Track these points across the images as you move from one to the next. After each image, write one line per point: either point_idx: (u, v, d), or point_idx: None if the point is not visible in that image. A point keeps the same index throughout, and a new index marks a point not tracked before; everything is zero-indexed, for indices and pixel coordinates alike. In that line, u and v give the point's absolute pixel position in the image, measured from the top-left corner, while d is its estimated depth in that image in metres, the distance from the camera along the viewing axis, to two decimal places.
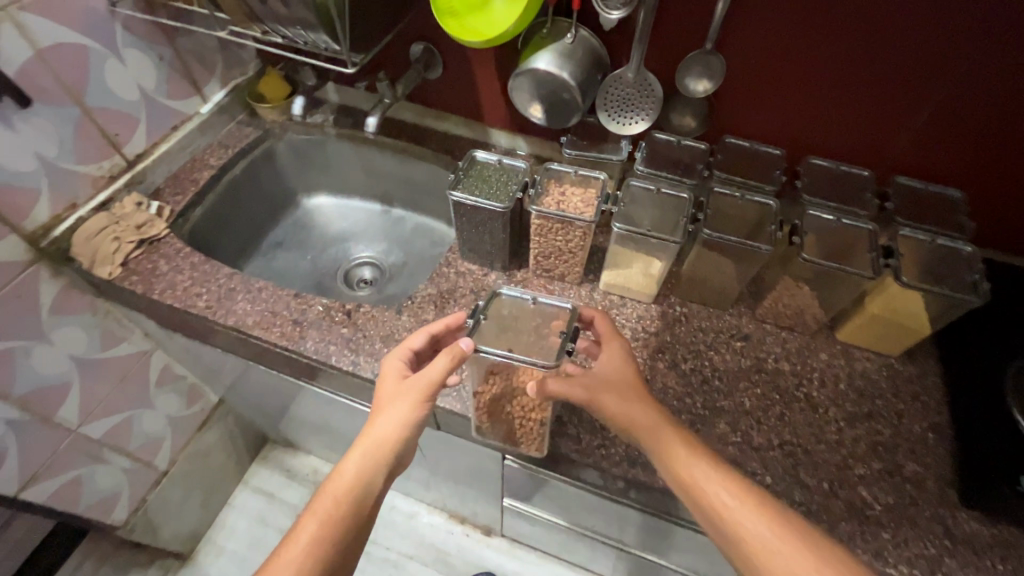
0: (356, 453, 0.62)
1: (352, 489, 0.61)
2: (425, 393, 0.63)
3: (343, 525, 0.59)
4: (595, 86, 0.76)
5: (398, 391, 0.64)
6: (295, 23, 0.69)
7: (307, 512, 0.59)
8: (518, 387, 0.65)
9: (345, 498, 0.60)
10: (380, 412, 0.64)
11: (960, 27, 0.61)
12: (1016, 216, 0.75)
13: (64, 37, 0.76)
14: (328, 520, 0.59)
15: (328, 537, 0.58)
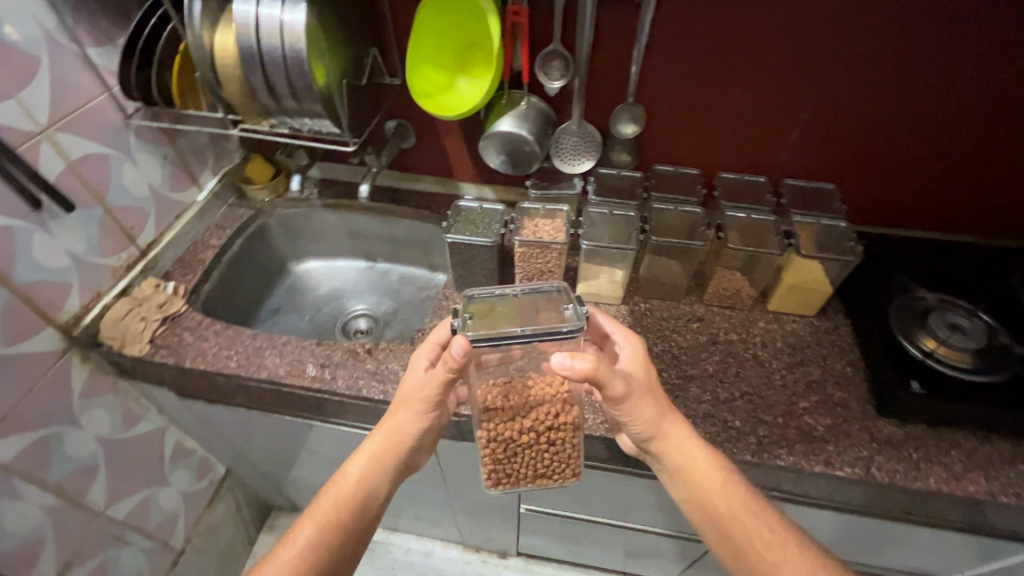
0: (358, 462, 0.71)
1: (351, 496, 0.69)
2: (420, 411, 0.71)
3: (342, 524, 0.68)
4: (548, 138, 0.96)
5: (396, 406, 0.73)
6: (305, 115, 0.84)
7: (307, 515, 0.67)
8: (537, 400, 0.66)
9: (347, 501, 0.69)
10: (382, 424, 0.73)
11: (809, 69, 0.85)
12: (873, 198, 0.99)
13: (90, 148, 0.88)
14: (327, 522, 0.67)
15: (326, 535, 0.66)
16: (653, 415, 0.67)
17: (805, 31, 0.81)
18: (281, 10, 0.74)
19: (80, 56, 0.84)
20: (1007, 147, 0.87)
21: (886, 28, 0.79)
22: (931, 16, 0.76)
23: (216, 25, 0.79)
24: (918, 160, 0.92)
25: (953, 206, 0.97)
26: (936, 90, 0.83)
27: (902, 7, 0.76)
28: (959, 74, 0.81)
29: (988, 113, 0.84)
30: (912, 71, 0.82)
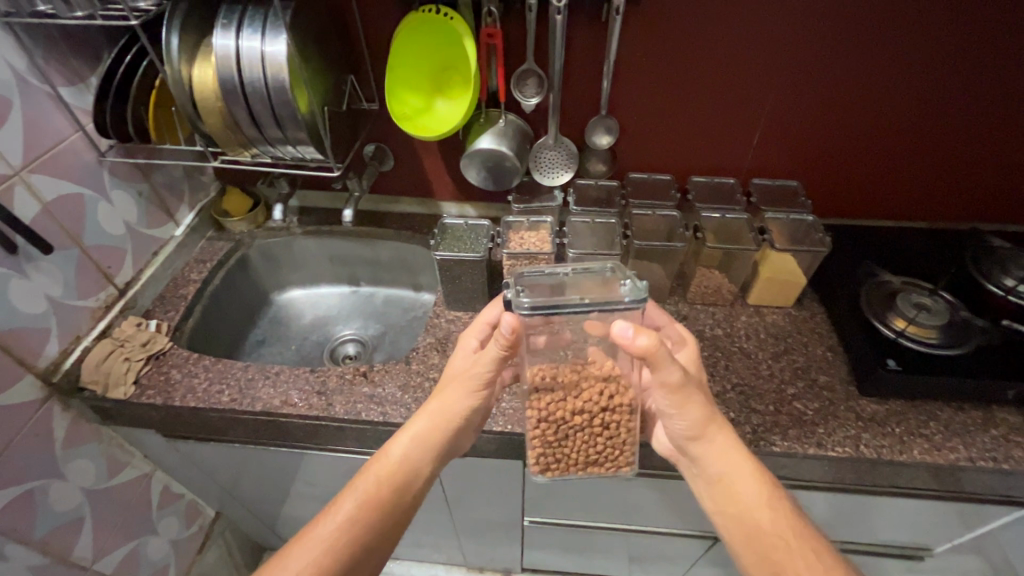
0: (404, 438, 0.72)
1: (394, 473, 0.69)
2: (469, 385, 0.73)
3: (384, 499, 0.67)
4: (527, 153, 0.99)
5: (446, 383, 0.75)
6: (288, 143, 0.85)
7: (349, 488, 0.67)
8: (587, 382, 0.66)
9: (388, 479, 0.68)
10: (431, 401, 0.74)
11: (769, 76, 0.91)
12: (835, 191, 1.06)
13: (65, 189, 0.86)
14: (368, 496, 0.67)
15: (365, 508, 0.66)
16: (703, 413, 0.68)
17: (775, 37, 0.86)
18: (262, 43, 0.75)
19: (53, 97, 0.83)
20: (955, 137, 0.95)
21: (847, 32, 0.85)
22: (886, 20, 0.83)
23: (193, 60, 0.79)
24: (878, 153, 0.99)
25: (909, 194, 1.05)
26: (892, 87, 0.90)
27: (860, 12, 0.83)
28: (901, 73, 0.88)
29: (930, 107, 0.92)
30: (870, 70, 0.89)
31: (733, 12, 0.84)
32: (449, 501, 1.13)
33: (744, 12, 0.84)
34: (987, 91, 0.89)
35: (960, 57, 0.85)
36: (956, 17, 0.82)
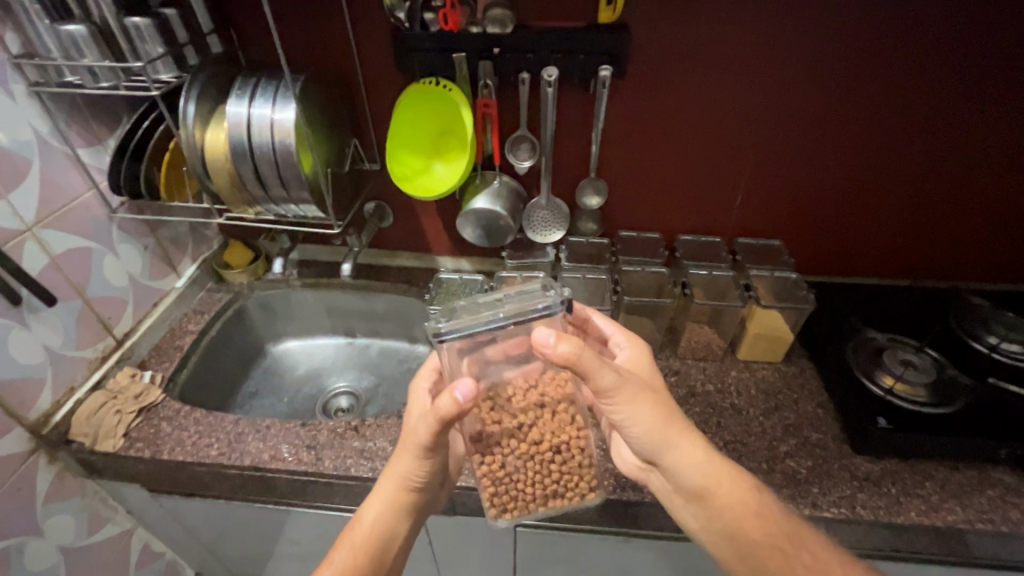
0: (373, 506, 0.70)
1: (365, 543, 0.69)
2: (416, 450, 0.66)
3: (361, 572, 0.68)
4: (520, 213, 1.03)
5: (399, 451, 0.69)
6: (291, 202, 0.89)
7: (324, 563, 0.68)
8: (529, 410, 0.65)
9: (363, 549, 0.69)
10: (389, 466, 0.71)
11: (742, 145, 0.97)
12: (815, 250, 1.10)
13: (74, 243, 0.89)
14: (343, 570, 0.67)
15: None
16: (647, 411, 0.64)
17: (747, 112, 0.93)
18: (272, 110, 0.81)
19: (71, 157, 0.88)
20: (934, 200, 1.00)
21: (830, 104, 0.91)
22: (866, 93, 0.89)
23: (207, 125, 0.85)
24: (863, 214, 1.04)
25: (894, 253, 1.09)
26: (861, 155, 0.96)
27: (833, 88, 0.89)
28: (864, 143, 0.95)
29: (895, 172, 0.98)
30: (845, 139, 0.95)
31: (724, 84, 0.90)
32: (439, 562, 1.09)
33: (734, 85, 0.90)
34: (962, 159, 0.94)
35: (936, 127, 0.91)
36: (931, 93, 0.88)
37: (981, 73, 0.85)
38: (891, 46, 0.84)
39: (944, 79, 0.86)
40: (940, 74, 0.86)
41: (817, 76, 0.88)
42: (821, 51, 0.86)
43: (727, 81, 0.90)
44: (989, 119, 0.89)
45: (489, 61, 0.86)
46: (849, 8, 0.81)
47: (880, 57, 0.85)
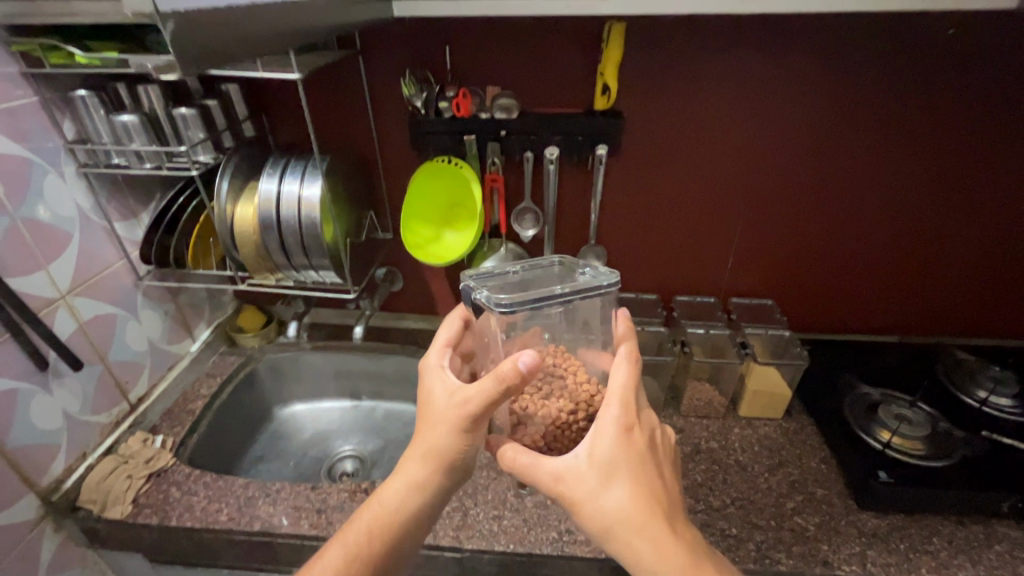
0: (398, 478, 0.67)
1: (385, 521, 0.66)
2: (455, 423, 0.61)
3: (375, 551, 0.65)
4: None
5: (433, 421, 0.64)
6: (311, 269, 0.95)
7: (342, 535, 0.66)
8: (559, 390, 0.63)
9: (379, 530, 0.66)
10: (421, 435, 0.66)
11: (730, 212, 1.05)
12: (804, 307, 1.16)
13: (101, 310, 0.94)
14: (359, 547, 0.65)
15: (355, 562, 0.64)
16: (610, 517, 0.53)
17: (732, 183, 1.02)
18: (300, 186, 0.88)
19: (108, 230, 0.94)
20: (915, 259, 1.07)
21: (817, 173, 0.99)
22: (846, 165, 0.98)
23: (237, 199, 0.92)
24: (850, 272, 1.10)
25: (888, 307, 1.14)
26: (840, 220, 1.04)
27: (810, 162, 0.98)
28: (841, 210, 1.03)
29: (873, 235, 1.05)
30: (825, 206, 1.03)
31: (719, 157, 0.99)
32: None
33: (728, 158, 0.99)
34: (943, 219, 1.02)
35: (917, 192, 0.99)
36: (908, 163, 0.96)
37: (951, 145, 0.94)
38: (865, 124, 0.93)
39: (919, 151, 0.95)
40: (916, 147, 0.95)
41: (804, 150, 0.97)
42: (805, 128, 0.95)
43: (721, 155, 0.99)
44: (964, 184, 0.97)
45: (495, 141, 0.96)
46: (817, 96, 0.91)
47: (849, 136, 0.95)
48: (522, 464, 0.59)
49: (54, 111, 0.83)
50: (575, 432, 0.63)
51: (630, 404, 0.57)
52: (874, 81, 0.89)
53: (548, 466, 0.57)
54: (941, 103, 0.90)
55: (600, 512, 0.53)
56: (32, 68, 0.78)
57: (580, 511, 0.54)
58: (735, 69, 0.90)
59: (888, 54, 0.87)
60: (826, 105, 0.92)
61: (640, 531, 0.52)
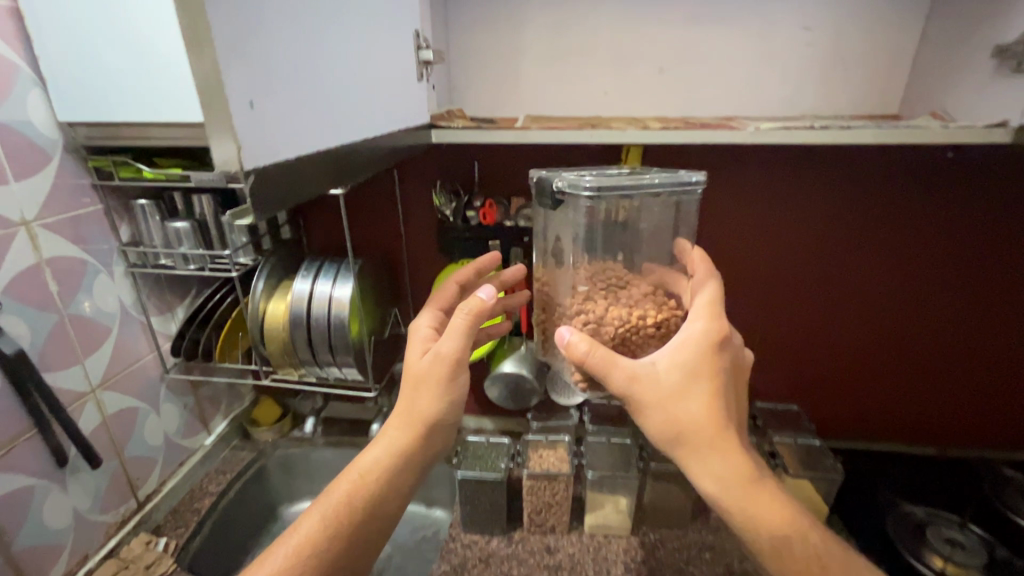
0: (379, 443, 0.72)
1: (364, 485, 0.69)
2: (436, 374, 0.72)
3: (356, 514, 0.67)
4: (545, 375, 1.09)
5: (413, 379, 0.74)
6: (335, 365, 0.96)
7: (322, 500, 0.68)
8: (625, 292, 0.67)
9: (354, 499, 0.68)
10: (401, 402, 0.74)
11: (751, 314, 1.06)
12: (833, 412, 1.13)
13: (126, 404, 0.95)
14: (339, 510, 0.67)
15: (337, 524, 0.66)
16: (689, 420, 0.63)
17: (751, 286, 1.04)
18: (331, 286, 0.93)
19: (144, 325, 0.98)
20: (945, 365, 1.05)
21: (834, 279, 1.01)
22: (864, 271, 1.00)
23: (271, 296, 0.97)
24: (878, 375, 1.08)
25: (922, 415, 1.10)
26: (862, 323, 1.04)
27: (828, 267, 1.00)
28: (863, 313, 1.03)
29: (898, 340, 1.04)
30: (846, 309, 1.03)
31: (737, 261, 1.02)
32: None
33: (745, 263, 1.02)
34: (970, 327, 1.01)
35: (935, 301, 1.00)
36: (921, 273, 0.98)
37: (963, 258, 0.96)
38: (880, 234, 0.96)
39: (934, 260, 0.97)
40: (927, 258, 0.97)
41: (815, 259, 1.00)
42: (814, 240, 0.98)
43: (738, 261, 1.02)
44: (984, 295, 0.98)
45: (519, 247, 1.00)
46: (830, 209, 0.96)
47: (865, 244, 0.97)
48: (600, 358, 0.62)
49: (114, 216, 0.91)
50: (645, 338, 0.67)
51: (720, 321, 0.66)
52: (876, 199, 0.94)
53: (631, 367, 0.63)
54: (946, 219, 0.93)
55: (684, 413, 0.63)
56: (102, 180, 0.86)
57: (661, 411, 0.63)
58: (743, 187, 0.96)
59: (887, 176, 0.92)
60: (832, 219, 0.96)
61: (715, 442, 0.63)
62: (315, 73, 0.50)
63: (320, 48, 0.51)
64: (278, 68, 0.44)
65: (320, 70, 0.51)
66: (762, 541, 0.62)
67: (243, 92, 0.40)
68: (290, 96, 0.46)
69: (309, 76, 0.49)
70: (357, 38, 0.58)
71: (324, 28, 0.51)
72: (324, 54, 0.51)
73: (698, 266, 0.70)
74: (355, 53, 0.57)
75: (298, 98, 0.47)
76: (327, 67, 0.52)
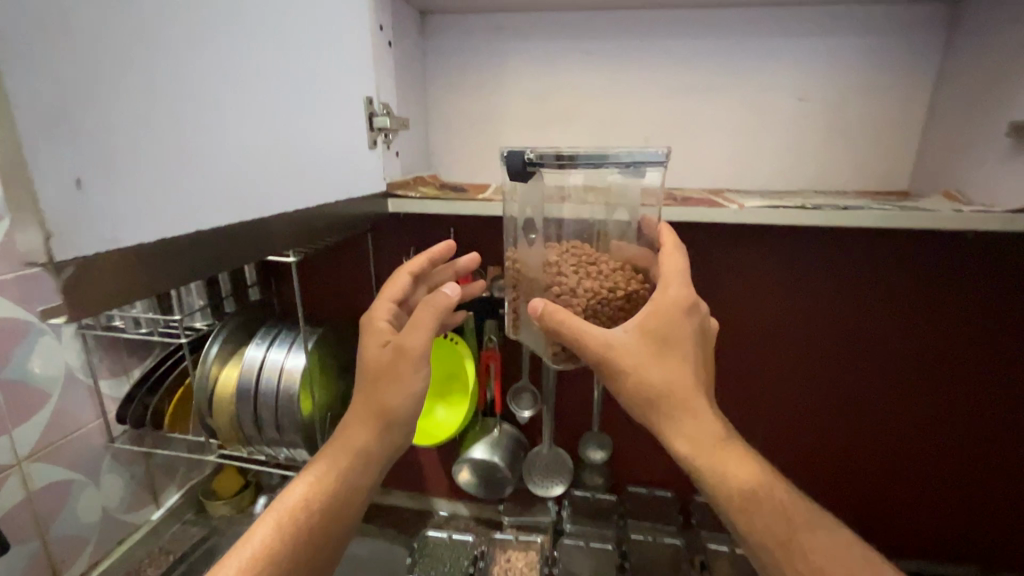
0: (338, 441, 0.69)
1: (322, 489, 0.66)
2: (400, 369, 0.68)
3: (318, 513, 0.64)
4: (520, 461, 0.99)
5: (375, 375, 0.69)
6: (283, 444, 0.88)
7: (281, 499, 0.65)
8: (598, 263, 0.62)
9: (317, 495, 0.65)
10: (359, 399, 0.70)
11: (747, 393, 0.96)
12: (848, 506, 0.99)
13: (58, 477, 0.87)
14: (300, 510, 0.64)
15: (300, 524, 0.63)
16: (658, 386, 0.60)
17: (745, 363, 0.94)
18: (285, 355, 0.87)
19: (91, 389, 0.92)
20: (977, 455, 0.91)
21: (838, 356, 0.91)
22: (870, 348, 0.89)
23: (225, 363, 0.90)
24: (897, 465, 0.95)
25: (954, 512, 0.95)
26: (874, 404, 0.92)
27: (830, 344, 0.90)
28: (873, 395, 0.92)
29: (918, 426, 0.92)
30: (854, 390, 0.92)
31: (728, 336, 0.93)
32: None
33: (736, 338, 0.93)
34: (1000, 413, 0.88)
35: (941, 400, 0.90)
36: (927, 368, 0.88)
37: (972, 356, 0.86)
38: (885, 309, 0.86)
39: (951, 337, 0.86)
40: (931, 352, 0.87)
41: (806, 345, 0.91)
42: (807, 323, 0.90)
43: (729, 336, 0.93)
44: (1000, 386, 0.86)
45: (494, 318, 0.93)
46: (826, 282, 0.87)
47: (869, 319, 0.88)
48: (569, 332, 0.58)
49: None
50: (614, 312, 0.63)
51: (689, 286, 0.63)
52: (876, 285, 0.85)
53: (603, 335, 0.59)
54: (957, 297, 0.83)
55: (652, 378, 0.60)
56: None
57: (631, 376, 0.60)
58: (728, 260, 0.88)
59: (886, 261, 0.84)
60: (830, 292, 0.87)
61: (684, 404, 0.61)
62: (213, 135, 0.40)
63: (225, 108, 0.41)
64: (145, 130, 0.35)
65: (222, 133, 0.41)
66: (733, 503, 0.59)
67: (73, 165, 0.30)
68: (166, 167, 0.36)
69: (198, 139, 0.39)
70: (289, 96, 0.49)
71: (234, 82, 0.42)
72: (219, 115, 0.41)
73: (668, 235, 0.66)
74: (283, 113, 0.48)
75: (177, 166, 0.37)
76: (237, 128, 0.43)
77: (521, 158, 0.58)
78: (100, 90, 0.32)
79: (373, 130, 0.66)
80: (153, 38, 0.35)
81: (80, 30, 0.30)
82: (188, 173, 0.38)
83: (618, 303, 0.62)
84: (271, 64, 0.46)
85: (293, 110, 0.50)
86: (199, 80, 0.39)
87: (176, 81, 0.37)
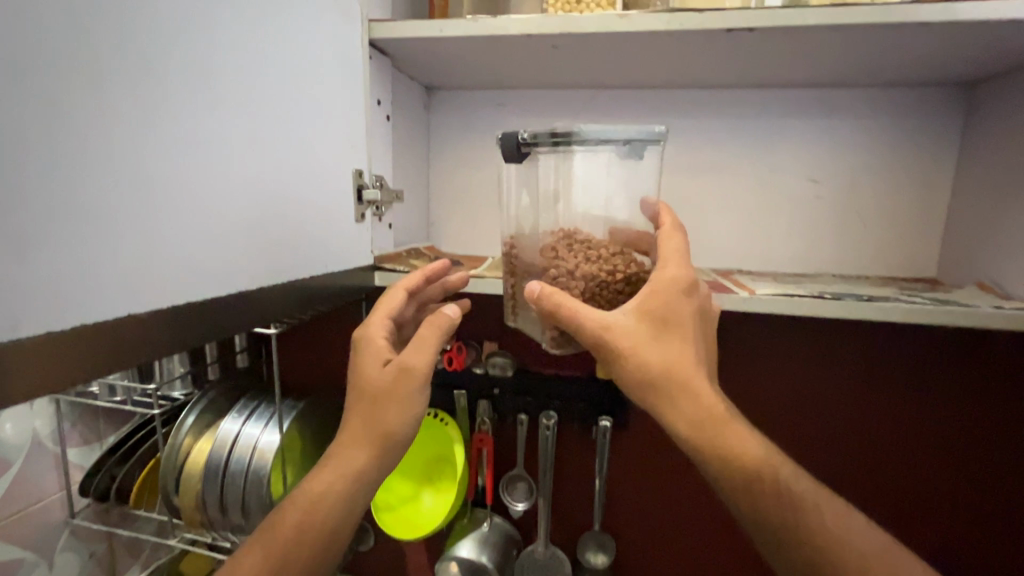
0: (329, 470, 0.58)
1: (318, 514, 0.57)
2: (405, 389, 0.58)
3: (312, 547, 0.56)
4: (512, 562, 0.89)
5: (372, 396, 0.58)
6: (248, 532, 0.80)
7: (266, 535, 0.56)
8: (595, 245, 0.58)
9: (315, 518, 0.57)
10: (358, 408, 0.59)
11: None
12: None
13: (6, 557, 0.80)
14: (291, 546, 0.56)
15: (290, 561, 0.55)
16: (654, 369, 0.52)
17: None
18: (261, 429, 0.81)
19: (57, 457, 0.87)
20: None
21: (855, 442, 0.81)
22: (887, 431, 0.80)
23: (200, 435, 0.83)
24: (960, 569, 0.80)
25: None
26: (908, 496, 0.81)
27: (843, 431, 0.81)
28: (905, 484, 0.81)
29: (970, 518, 0.79)
30: (881, 480, 0.82)
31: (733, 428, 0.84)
32: None
33: None
34: None
35: (971, 495, 0.79)
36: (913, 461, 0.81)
37: (995, 445, 0.77)
38: (897, 387, 0.79)
39: (978, 409, 0.77)
40: (961, 432, 0.78)
41: (818, 433, 0.82)
42: (798, 410, 0.82)
43: None
44: None
45: (486, 399, 0.86)
46: (829, 365, 0.80)
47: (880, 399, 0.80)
48: (559, 313, 0.53)
49: None
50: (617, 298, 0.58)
51: (685, 264, 0.55)
52: (870, 372, 0.79)
53: (596, 315, 0.53)
54: (976, 366, 0.76)
55: (648, 360, 0.52)
56: None
57: (624, 359, 0.52)
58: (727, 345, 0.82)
59: (881, 349, 0.78)
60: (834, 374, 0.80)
61: (684, 387, 0.53)
62: (162, 214, 0.37)
63: (181, 186, 0.38)
64: (74, 215, 0.31)
65: (174, 211, 0.38)
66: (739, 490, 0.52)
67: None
68: (91, 254, 0.32)
69: (143, 219, 0.35)
70: (261, 173, 0.47)
71: (195, 162, 0.39)
72: (167, 195, 0.37)
73: (665, 214, 0.59)
74: (252, 189, 0.45)
75: (111, 247, 0.33)
76: (193, 206, 0.39)
77: (515, 139, 0.57)
78: (20, 172, 0.28)
79: (361, 203, 0.64)
80: (100, 115, 0.32)
81: (6, 107, 0.27)
82: (124, 255, 0.34)
83: (619, 282, 0.57)
84: (243, 142, 0.44)
85: (263, 187, 0.47)
86: (151, 157, 0.36)
87: (122, 159, 0.34)
